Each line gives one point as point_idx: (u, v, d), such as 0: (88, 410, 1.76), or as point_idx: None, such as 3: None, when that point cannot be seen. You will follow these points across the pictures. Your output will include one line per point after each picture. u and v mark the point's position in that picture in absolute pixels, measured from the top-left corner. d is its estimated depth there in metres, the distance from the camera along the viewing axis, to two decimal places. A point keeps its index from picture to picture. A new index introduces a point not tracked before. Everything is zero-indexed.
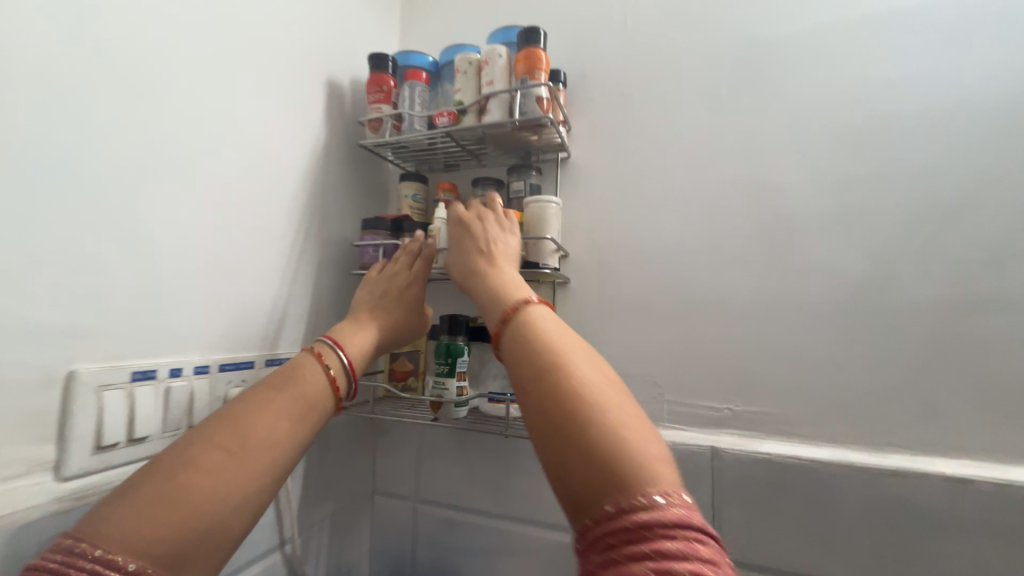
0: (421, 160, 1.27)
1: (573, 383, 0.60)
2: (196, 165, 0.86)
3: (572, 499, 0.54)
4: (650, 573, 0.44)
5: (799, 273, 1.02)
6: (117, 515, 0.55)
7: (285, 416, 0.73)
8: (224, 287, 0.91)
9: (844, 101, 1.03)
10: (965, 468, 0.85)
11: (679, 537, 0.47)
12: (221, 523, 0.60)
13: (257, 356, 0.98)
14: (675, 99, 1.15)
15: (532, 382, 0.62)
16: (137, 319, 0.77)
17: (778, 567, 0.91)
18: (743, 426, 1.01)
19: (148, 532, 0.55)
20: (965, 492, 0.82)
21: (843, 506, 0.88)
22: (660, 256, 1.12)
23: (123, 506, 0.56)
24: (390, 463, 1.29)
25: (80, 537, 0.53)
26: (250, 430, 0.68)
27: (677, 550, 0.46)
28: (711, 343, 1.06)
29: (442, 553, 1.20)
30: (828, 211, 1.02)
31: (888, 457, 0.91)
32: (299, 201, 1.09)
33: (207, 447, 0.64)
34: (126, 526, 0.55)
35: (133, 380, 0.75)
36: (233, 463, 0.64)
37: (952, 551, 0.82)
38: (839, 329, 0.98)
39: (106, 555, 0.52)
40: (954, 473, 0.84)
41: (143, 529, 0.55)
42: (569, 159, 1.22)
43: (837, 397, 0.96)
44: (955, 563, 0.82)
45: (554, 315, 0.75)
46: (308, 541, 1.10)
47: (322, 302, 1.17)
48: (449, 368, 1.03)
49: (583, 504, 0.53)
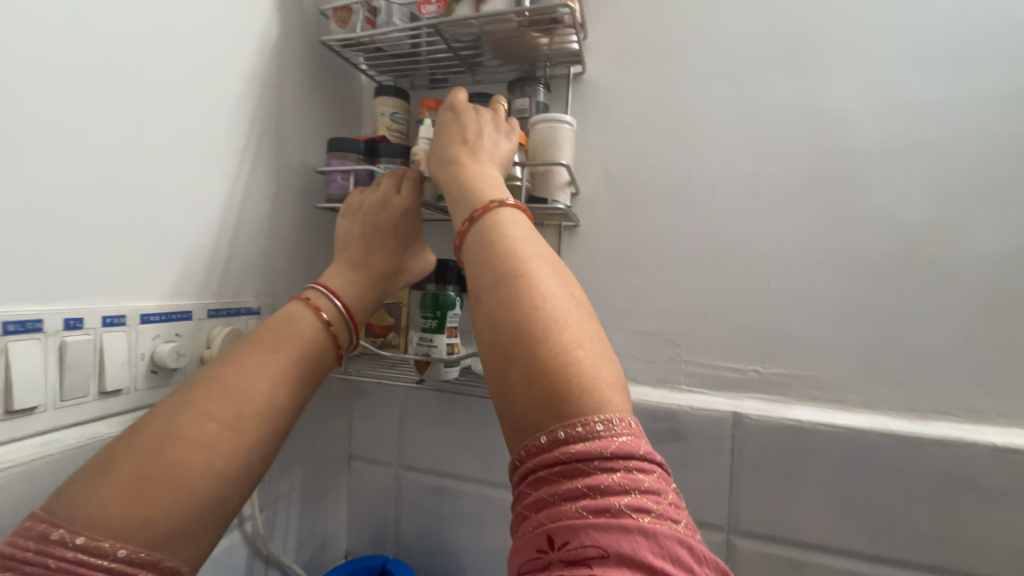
0: (401, 70, 1.04)
1: (528, 298, 0.53)
2: (86, 42, 0.62)
3: (513, 424, 0.50)
4: (583, 512, 0.41)
5: (849, 218, 0.87)
6: (97, 494, 0.48)
7: (278, 383, 0.64)
8: (145, 213, 0.70)
9: (925, 6, 0.84)
10: (1015, 438, 0.77)
11: (619, 470, 0.43)
12: (219, 495, 0.55)
13: (196, 304, 0.78)
14: (715, 1, 0.94)
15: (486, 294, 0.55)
16: (9, 253, 0.56)
17: (798, 538, 0.84)
18: (769, 390, 0.91)
19: (135, 513, 0.49)
20: (1013, 464, 0.75)
21: (874, 476, 0.81)
22: (686, 195, 0.96)
23: (104, 484, 0.49)
24: (368, 426, 1.15)
25: (56, 523, 0.46)
26: (240, 393, 0.60)
27: (615, 485, 0.42)
28: (739, 297, 0.92)
29: (428, 521, 1.10)
30: (891, 143, 0.86)
31: (929, 425, 0.82)
32: (246, 112, 0.86)
33: (200, 419, 0.56)
34: (108, 507, 0.48)
35: (5, 333, 0.55)
36: (225, 440, 0.57)
37: (988, 523, 0.76)
38: (890, 283, 0.85)
39: (89, 542, 0.46)
40: (1004, 444, 0.75)
41: (129, 509, 0.49)
42: (582, 74, 1.02)
43: (878, 359, 0.85)
44: (989, 535, 0.76)
45: (524, 221, 0.64)
46: (275, 514, 0.98)
47: (283, 242, 0.97)
48: (438, 323, 0.87)
49: (522, 429, 0.49)
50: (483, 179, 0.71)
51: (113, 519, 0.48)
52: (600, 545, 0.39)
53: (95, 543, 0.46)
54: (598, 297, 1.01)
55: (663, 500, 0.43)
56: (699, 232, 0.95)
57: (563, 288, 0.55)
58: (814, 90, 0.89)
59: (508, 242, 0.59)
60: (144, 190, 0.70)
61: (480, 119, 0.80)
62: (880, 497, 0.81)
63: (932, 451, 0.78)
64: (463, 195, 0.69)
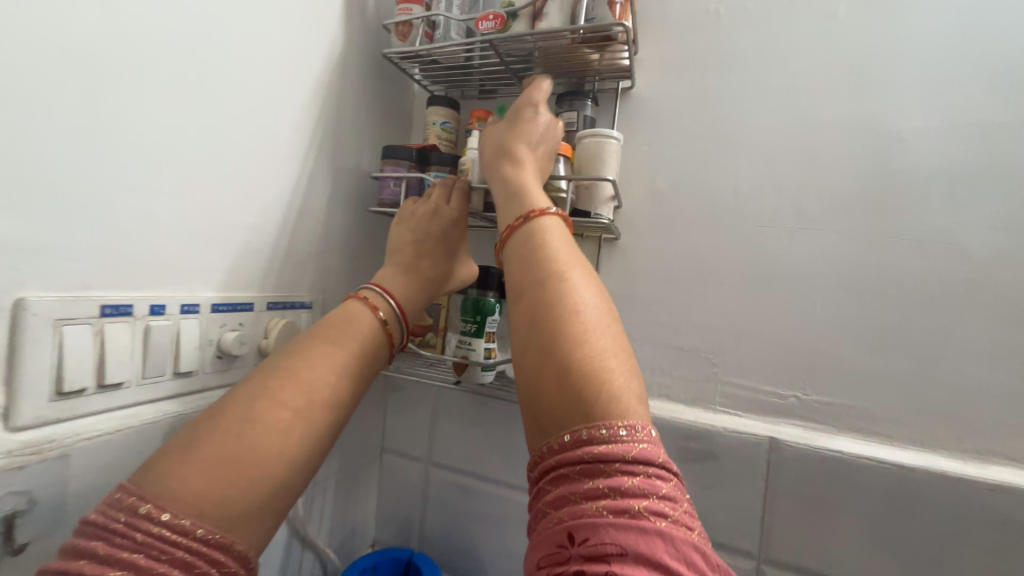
0: (454, 81, 1.08)
1: (562, 299, 0.55)
2: (181, 57, 0.68)
3: (541, 421, 0.51)
4: (602, 512, 0.42)
5: (907, 246, 0.84)
6: (182, 473, 0.52)
7: (339, 378, 0.68)
8: (218, 212, 0.77)
9: (1004, 27, 0.80)
10: None
11: (639, 475, 0.44)
12: (281, 481, 0.59)
13: (257, 297, 0.85)
14: (774, 18, 0.93)
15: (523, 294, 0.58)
16: (108, 244, 0.63)
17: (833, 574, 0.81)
18: (810, 418, 0.88)
19: (214, 492, 0.52)
20: None
21: (922, 517, 0.77)
22: (732, 213, 0.95)
23: (187, 464, 0.53)
24: (402, 422, 1.19)
25: (146, 498, 0.49)
26: (307, 385, 0.65)
27: (635, 488, 0.43)
28: (783, 320, 0.90)
29: (454, 520, 1.12)
30: (959, 170, 0.82)
31: (987, 470, 0.77)
32: (311, 121, 0.92)
33: (273, 408, 0.61)
34: (190, 485, 0.52)
35: (102, 316, 0.62)
36: (296, 429, 0.62)
37: None
38: (950, 316, 0.81)
39: (173, 518, 0.49)
40: None
41: (208, 488, 0.52)
42: (631, 89, 1.03)
43: (933, 394, 0.81)
44: None
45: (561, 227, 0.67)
46: (312, 498, 1.03)
47: (336, 241, 1.02)
48: (477, 327, 0.89)
49: (550, 427, 0.50)
50: (528, 188, 0.73)
51: (197, 498, 0.51)
52: (618, 543, 0.39)
53: (178, 521, 0.49)
54: (635, 310, 1.01)
55: (678, 507, 0.44)
56: (744, 252, 0.94)
57: (596, 295, 0.57)
58: (875, 111, 0.87)
59: (544, 245, 0.62)
60: (219, 190, 0.76)
61: (531, 127, 0.81)
62: (927, 541, 0.77)
63: (986, 497, 0.74)
64: (506, 202, 0.73)
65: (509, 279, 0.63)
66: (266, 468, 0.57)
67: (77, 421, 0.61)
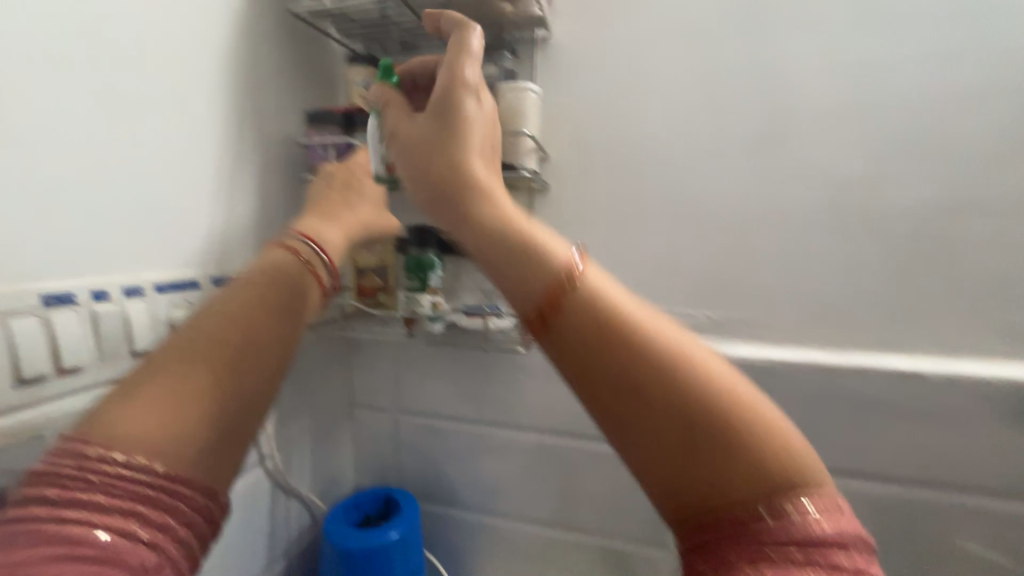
0: (371, 37, 1.06)
1: (665, 371, 0.39)
2: (70, 37, 0.66)
3: (677, 507, 0.39)
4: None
5: (792, 176, 0.96)
6: (115, 415, 0.45)
7: (262, 305, 0.58)
8: (143, 193, 0.77)
9: None
10: (920, 362, 0.91)
11: (826, 539, 0.36)
12: (236, 414, 0.50)
13: (201, 275, 0.87)
14: None
15: (603, 356, 0.40)
16: (27, 233, 0.63)
17: None
18: (715, 333, 1.03)
19: (151, 427, 0.45)
20: (916, 380, 0.89)
21: (797, 400, 0.96)
22: (646, 155, 1.03)
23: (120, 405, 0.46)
24: (367, 379, 1.27)
25: (85, 440, 0.43)
26: (230, 315, 0.55)
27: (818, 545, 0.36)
28: (693, 249, 1.02)
29: (425, 457, 1.25)
30: (831, 104, 0.93)
31: (845, 355, 0.95)
32: (223, 88, 0.89)
33: (193, 346, 0.51)
34: (123, 426, 0.45)
35: (45, 305, 0.64)
36: (231, 367, 0.51)
37: (898, 433, 0.91)
38: (823, 235, 0.95)
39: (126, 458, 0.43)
40: (904, 368, 0.90)
41: (146, 424, 0.45)
42: (547, 39, 1.05)
43: (811, 302, 0.97)
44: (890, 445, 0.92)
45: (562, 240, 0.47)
46: (290, 455, 1.12)
47: (271, 209, 1.02)
48: (422, 283, 0.98)
49: (688, 513, 0.38)
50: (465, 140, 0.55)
51: (143, 434, 0.44)
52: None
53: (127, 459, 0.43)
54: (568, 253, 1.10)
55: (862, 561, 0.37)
56: (660, 194, 1.03)
57: (699, 347, 0.42)
58: (767, 52, 0.95)
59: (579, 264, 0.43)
60: (134, 164, 0.75)
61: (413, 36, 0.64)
62: (803, 415, 0.96)
63: (846, 377, 0.93)
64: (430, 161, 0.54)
65: (513, 277, 0.44)
66: (208, 419, 0.48)
67: (39, 407, 0.65)
